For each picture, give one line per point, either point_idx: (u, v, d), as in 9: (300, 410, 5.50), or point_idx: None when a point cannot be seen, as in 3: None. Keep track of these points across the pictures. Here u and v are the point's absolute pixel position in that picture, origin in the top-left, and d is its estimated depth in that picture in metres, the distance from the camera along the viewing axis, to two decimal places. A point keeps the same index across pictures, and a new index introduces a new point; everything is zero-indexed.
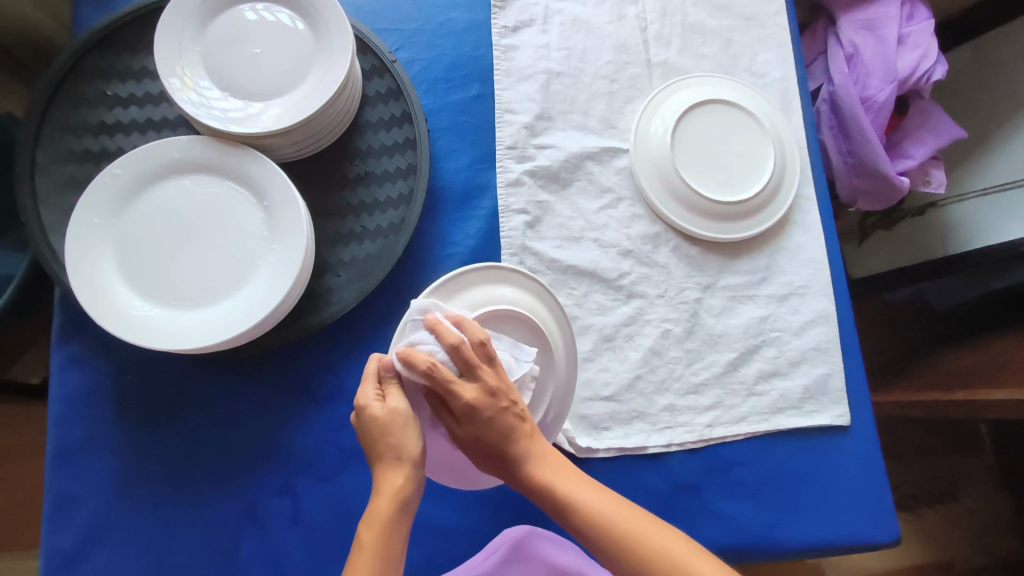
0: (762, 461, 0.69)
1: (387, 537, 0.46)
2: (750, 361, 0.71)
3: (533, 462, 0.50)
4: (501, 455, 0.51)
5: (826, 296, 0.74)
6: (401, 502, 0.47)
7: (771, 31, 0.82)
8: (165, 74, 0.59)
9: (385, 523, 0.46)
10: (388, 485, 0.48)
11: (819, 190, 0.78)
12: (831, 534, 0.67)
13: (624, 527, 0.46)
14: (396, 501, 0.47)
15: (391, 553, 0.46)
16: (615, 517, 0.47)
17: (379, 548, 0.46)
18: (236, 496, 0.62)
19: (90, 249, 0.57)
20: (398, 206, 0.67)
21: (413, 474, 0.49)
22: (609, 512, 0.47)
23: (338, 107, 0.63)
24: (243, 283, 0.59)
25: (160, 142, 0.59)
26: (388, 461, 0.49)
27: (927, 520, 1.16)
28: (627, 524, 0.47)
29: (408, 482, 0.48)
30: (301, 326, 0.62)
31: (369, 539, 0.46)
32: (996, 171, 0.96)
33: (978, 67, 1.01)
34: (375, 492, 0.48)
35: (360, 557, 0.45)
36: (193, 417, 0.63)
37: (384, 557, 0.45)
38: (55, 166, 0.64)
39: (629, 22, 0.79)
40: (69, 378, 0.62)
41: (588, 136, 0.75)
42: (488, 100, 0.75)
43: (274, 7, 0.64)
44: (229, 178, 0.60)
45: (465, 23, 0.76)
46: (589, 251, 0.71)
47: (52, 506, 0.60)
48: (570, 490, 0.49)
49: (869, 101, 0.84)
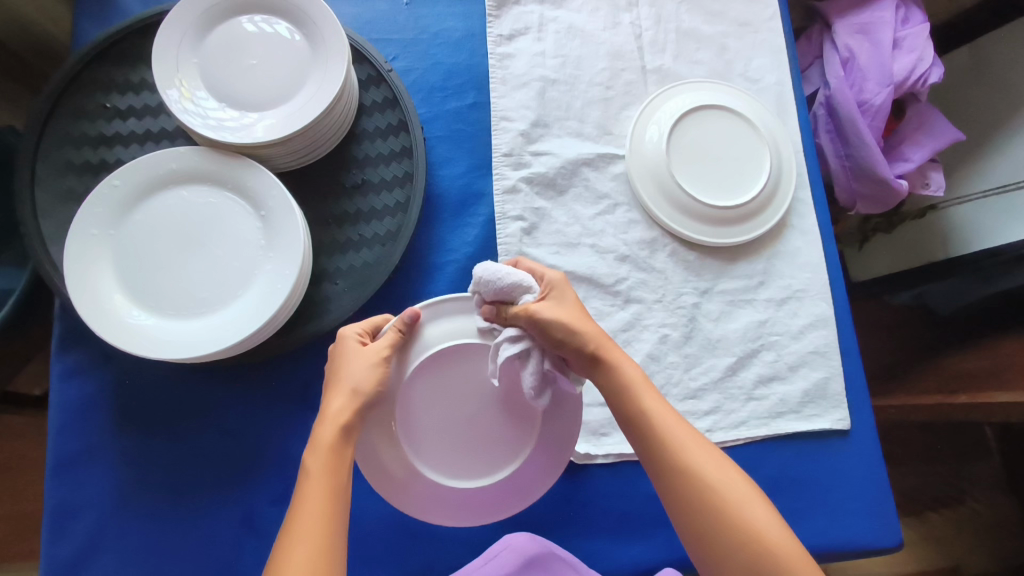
0: (763, 465, 0.68)
1: (331, 461, 0.48)
2: (749, 365, 0.71)
3: (660, 411, 0.52)
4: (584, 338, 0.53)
5: (824, 299, 0.73)
6: (342, 427, 0.49)
7: (766, 36, 0.82)
8: (164, 85, 0.60)
9: (329, 448, 0.48)
10: (329, 412, 0.50)
11: (816, 194, 0.78)
12: (835, 539, 0.66)
13: (687, 446, 0.50)
14: (338, 425, 0.49)
15: (336, 474, 0.48)
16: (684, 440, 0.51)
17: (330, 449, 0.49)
18: (234, 506, 0.62)
19: (88, 259, 0.57)
20: (395, 214, 0.67)
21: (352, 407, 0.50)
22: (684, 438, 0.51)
23: (334, 118, 0.63)
24: (239, 292, 0.59)
25: (158, 154, 0.60)
26: (333, 394, 0.51)
27: (934, 525, 1.15)
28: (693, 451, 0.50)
29: (349, 397, 0.51)
30: (298, 335, 0.62)
31: (316, 464, 0.48)
32: (994, 173, 0.96)
33: (976, 70, 1.01)
34: (320, 420, 0.50)
35: (309, 477, 0.47)
36: (190, 425, 0.63)
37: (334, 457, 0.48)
38: (54, 178, 0.64)
39: (624, 29, 0.79)
40: (68, 389, 0.63)
41: (584, 143, 0.75)
42: (485, 108, 0.75)
43: (272, 19, 0.65)
44: (227, 189, 0.61)
45: (460, 32, 0.77)
46: (586, 257, 0.71)
47: (51, 518, 0.60)
48: (689, 449, 0.50)
49: (865, 105, 0.84)
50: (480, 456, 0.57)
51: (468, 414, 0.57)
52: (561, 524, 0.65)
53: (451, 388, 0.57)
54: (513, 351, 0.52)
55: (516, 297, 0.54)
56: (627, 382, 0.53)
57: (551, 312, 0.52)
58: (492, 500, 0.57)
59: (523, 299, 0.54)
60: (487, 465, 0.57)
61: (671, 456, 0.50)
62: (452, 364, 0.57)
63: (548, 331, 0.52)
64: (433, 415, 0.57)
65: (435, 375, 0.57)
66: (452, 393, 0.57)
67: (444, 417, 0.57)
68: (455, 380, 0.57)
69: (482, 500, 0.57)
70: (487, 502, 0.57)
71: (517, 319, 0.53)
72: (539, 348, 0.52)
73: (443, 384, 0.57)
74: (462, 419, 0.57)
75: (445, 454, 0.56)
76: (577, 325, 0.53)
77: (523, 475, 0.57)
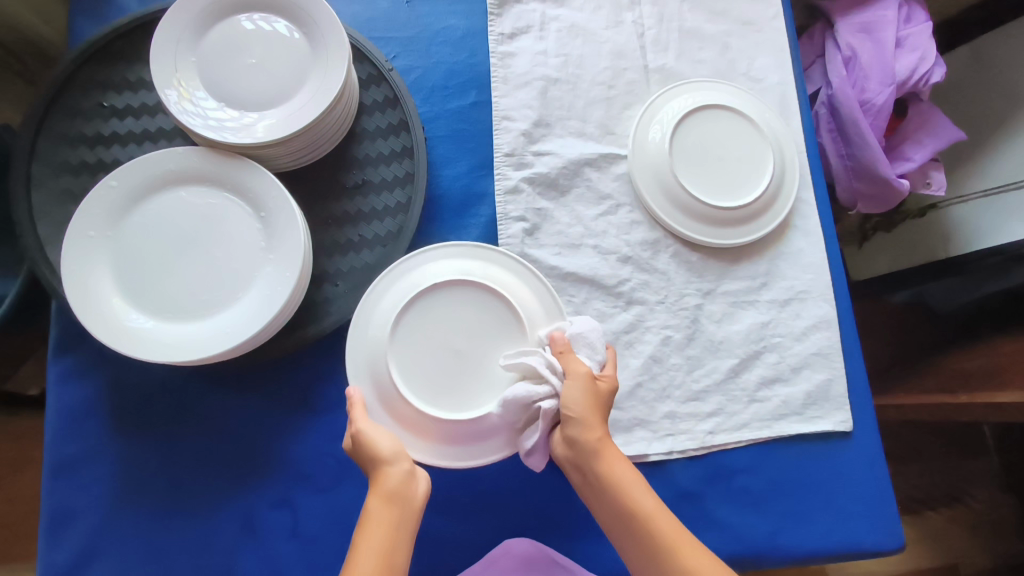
0: (765, 467, 0.68)
1: (387, 532, 0.47)
2: (752, 367, 0.70)
3: (648, 508, 0.51)
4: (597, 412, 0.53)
5: (827, 300, 0.73)
6: (393, 495, 0.49)
7: (769, 35, 0.82)
8: (162, 85, 0.59)
9: (383, 517, 0.48)
10: (379, 485, 0.49)
11: (818, 194, 0.78)
12: (838, 541, 0.66)
13: (653, 514, 0.50)
14: (387, 496, 0.48)
15: (396, 544, 0.47)
16: (652, 508, 0.51)
17: (376, 547, 0.46)
18: (234, 508, 0.61)
19: (85, 263, 0.56)
20: (396, 215, 0.67)
21: (401, 473, 0.50)
22: (650, 507, 0.51)
23: (335, 117, 0.62)
24: (239, 295, 0.58)
25: (156, 155, 0.59)
26: (375, 469, 0.50)
27: (933, 523, 1.15)
28: (658, 518, 0.50)
29: (396, 480, 0.49)
30: (299, 337, 0.62)
31: (374, 538, 0.47)
32: (995, 172, 0.95)
33: (977, 69, 1.01)
34: (369, 494, 0.49)
35: (364, 552, 0.46)
36: (189, 427, 0.62)
37: (384, 552, 0.46)
38: (50, 178, 0.63)
39: (627, 28, 0.79)
40: (65, 392, 0.62)
41: (586, 143, 0.75)
42: (486, 107, 0.74)
43: (271, 17, 0.64)
44: (227, 190, 0.60)
45: (461, 30, 0.76)
46: (588, 258, 0.71)
47: (50, 522, 0.59)
48: (682, 550, 0.49)
49: (868, 105, 0.84)
50: (470, 388, 0.57)
51: (459, 346, 0.58)
52: (563, 527, 0.64)
53: (436, 325, 0.58)
54: (541, 370, 0.54)
55: (580, 351, 0.57)
56: (614, 478, 0.52)
57: (590, 380, 0.54)
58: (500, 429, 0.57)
59: (584, 356, 0.57)
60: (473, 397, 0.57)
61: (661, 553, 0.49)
62: (443, 300, 0.59)
63: (574, 387, 0.53)
64: (423, 355, 0.58)
65: (423, 310, 0.58)
66: (446, 328, 0.58)
67: (438, 353, 0.58)
68: (437, 319, 0.58)
69: (478, 435, 0.57)
70: (482, 437, 0.57)
71: (566, 364, 0.55)
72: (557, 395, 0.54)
73: (436, 320, 0.58)
74: (452, 354, 0.58)
75: (439, 391, 0.57)
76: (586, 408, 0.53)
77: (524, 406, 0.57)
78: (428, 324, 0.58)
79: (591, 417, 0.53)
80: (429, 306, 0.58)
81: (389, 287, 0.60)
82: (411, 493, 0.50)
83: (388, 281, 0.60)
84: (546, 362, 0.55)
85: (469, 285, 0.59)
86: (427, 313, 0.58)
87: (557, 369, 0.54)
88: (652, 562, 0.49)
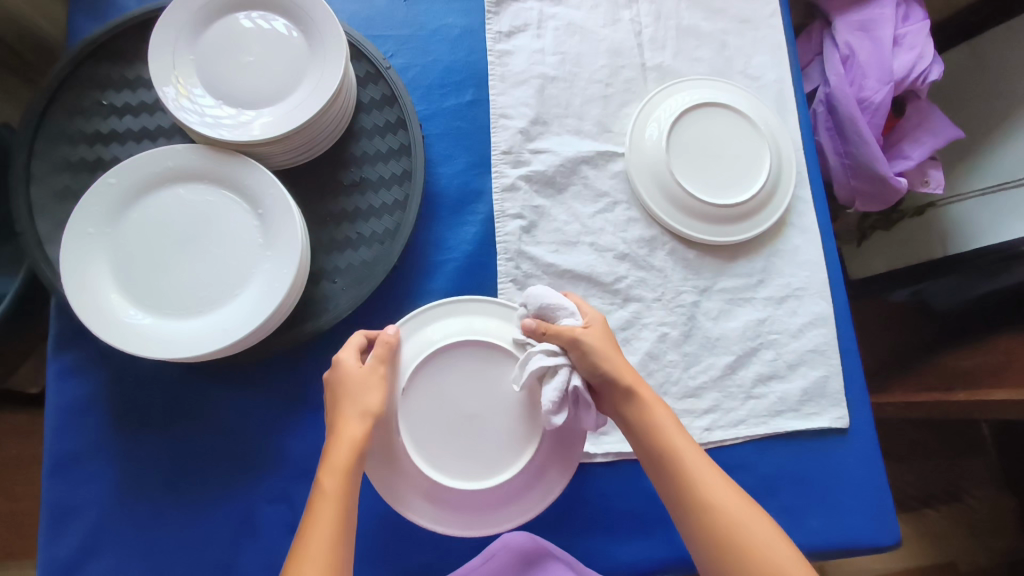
0: (762, 463, 0.68)
1: (344, 484, 0.49)
2: (748, 364, 0.71)
3: (682, 447, 0.53)
4: (617, 361, 0.55)
5: (824, 297, 0.73)
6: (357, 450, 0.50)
7: (766, 33, 0.82)
8: (160, 83, 0.59)
9: (345, 470, 0.49)
10: (340, 435, 0.51)
11: (815, 191, 0.78)
12: (833, 537, 0.66)
13: (684, 453, 0.53)
14: (354, 449, 0.50)
15: (350, 497, 0.49)
16: (682, 446, 0.53)
17: (334, 497, 0.48)
18: (232, 504, 0.62)
19: (84, 259, 0.57)
20: (394, 212, 0.67)
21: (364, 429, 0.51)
22: (681, 444, 0.53)
23: (332, 115, 0.63)
24: (237, 291, 0.59)
25: (155, 152, 0.59)
26: (337, 416, 0.52)
27: (931, 521, 1.16)
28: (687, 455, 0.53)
29: (355, 436, 0.51)
30: (297, 333, 0.62)
31: (331, 486, 0.48)
32: (993, 170, 0.96)
33: (976, 67, 1.01)
34: (331, 442, 0.50)
35: (322, 500, 0.48)
36: (187, 424, 0.63)
37: (341, 504, 0.48)
38: (49, 175, 0.64)
39: (624, 26, 0.79)
40: (64, 388, 0.62)
41: (583, 140, 0.75)
42: (483, 105, 0.75)
43: (269, 15, 0.64)
44: (225, 187, 0.60)
45: (459, 28, 0.76)
46: (585, 255, 0.71)
47: (49, 518, 0.59)
48: (711, 486, 0.51)
49: (865, 102, 0.84)
50: (496, 449, 0.57)
51: (469, 410, 0.57)
52: (560, 522, 0.65)
53: (439, 399, 0.57)
54: (548, 361, 0.54)
55: (559, 317, 0.57)
56: (650, 420, 0.54)
57: (591, 338, 0.55)
58: (539, 472, 0.57)
59: (566, 320, 0.56)
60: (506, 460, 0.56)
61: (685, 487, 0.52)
62: (435, 373, 0.58)
63: (586, 356, 0.54)
64: (443, 432, 0.57)
65: (422, 386, 0.57)
66: (447, 399, 0.57)
67: (451, 427, 0.57)
68: (438, 394, 0.57)
69: (520, 493, 0.57)
70: (523, 492, 0.57)
71: (559, 339, 0.55)
72: (573, 364, 0.54)
73: (434, 396, 0.57)
74: (467, 417, 0.57)
75: (471, 462, 0.56)
76: (611, 356, 0.55)
77: (550, 444, 0.57)
78: (434, 401, 0.57)
79: (615, 367, 0.54)
80: (429, 382, 0.57)
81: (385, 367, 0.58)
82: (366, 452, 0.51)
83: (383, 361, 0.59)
84: (545, 351, 0.54)
85: (456, 347, 0.58)
86: (431, 391, 0.57)
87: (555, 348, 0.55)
88: (684, 497, 0.52)
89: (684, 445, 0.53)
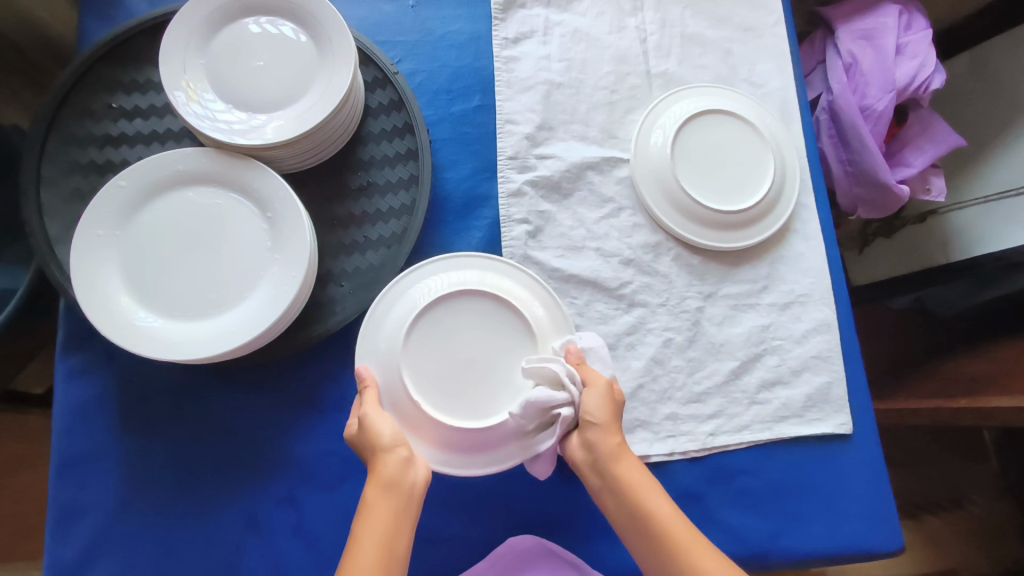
0: (765, 468, 0.68)
1: (384, 520, 0.49)
2: (753, 369, 0.71)
3: (662, 512, 0.52)
4: (614, 420, 0.55)
5: (827, 304, 0.74)
6: (388, 484, 0.50)
7: (770, 41, 0.83)
8: (171, 87, 0.60)
9: (377, 507, 0.49)
10: (376, 474, 0.51)
11: (819, 199, 0.78)
12: (837, 543, 0.66)
13: (668, 523, 0.51)
14: (384, 486, 0.50)
15: (394, 530, 0.49)
16: (667, 517, 0.51)
17: (375, 534, 0.48)
18: (238, 507, 0.62)
19: (94, 261, 0.57)
20: (400, 216, 0.67)
21: (396, 461, 0.51)
22: (665, 515, 0.51)
23: (341, 119, 0.63)
24: (246, 294, 0.59)
25: (166, 155, 0.60)
26: (373, 458, 0.52)
27: (933, 528, 1.16)
28: (671, 526, 0.51)
29: (394, 467, 0.51)
30: (304, 336, 0.62)
31: (366, 530, 0.48)
32: (994, 178, 0.96)
33: (977, 76, 1.02)
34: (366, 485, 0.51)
35: (361, 545, 0.48)
36: (194, 426, 0.63)
37: (383, 539, 0.48)
38: (61, 178, 0.64)
39: (629, 33, 0.80)
40: (72, 389, 0.63)
41: (589, 147, 0.75)
42: (490, 111, 0.75)
43: (278, 20, 0.65)
44: (234, 191, 0.61)
45: (466, 34, 0.77)
46: (591, 261, 0.72)
47: (55, 518, 0.60)
48: (699, 558, 0.49)
49: (868, 111, 0.85)
50: (487, 394, 0.58)
51: (469, 354, 0.59)
52: (565, 527, 0.65)
53: (445, 336, 0.59)
54: (562, 379, 0.55)
55: (593, 361, 0.59)
56: (629, 484, 0.53)
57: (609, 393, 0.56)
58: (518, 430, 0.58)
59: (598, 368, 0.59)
60: (490, 403, 0.57)
61: (674, 559, 0.50)
62: (438, 317, 0.59)
63: (595, 402, 0.55)
64: (439, 368, 0.58)
65: (430, 323, 0.59)
66: (446, 346, 0.59)
67: (448, 369, 0.58)
68: (444, 332, 0.59)
69: (499, 442, 0.58)
70: (502, 444, 0.58)
71: (584, 374, 0.56)
72: (573, 400, 0.55)
73: (439, 338, 0.59)
74: (466, 361, 0.59)
75: (460, 401, 0.57)
76: (612, 421, 0.55)
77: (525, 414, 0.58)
78: (439, 338, 0.59)
79: (609, 427, 0.55)
80: (437, 320, 0.59)
81: (391, 304, 0.61)
82: (407, 480, 0.51)
83: (389, 298, 0.61)
84: (566, 370, 0.56)
85: (471, 294, 0.60)
86: (438, 328, 0.59)
87: (577, 378, 0.55)
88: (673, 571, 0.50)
89: (670, 514, 0.52)
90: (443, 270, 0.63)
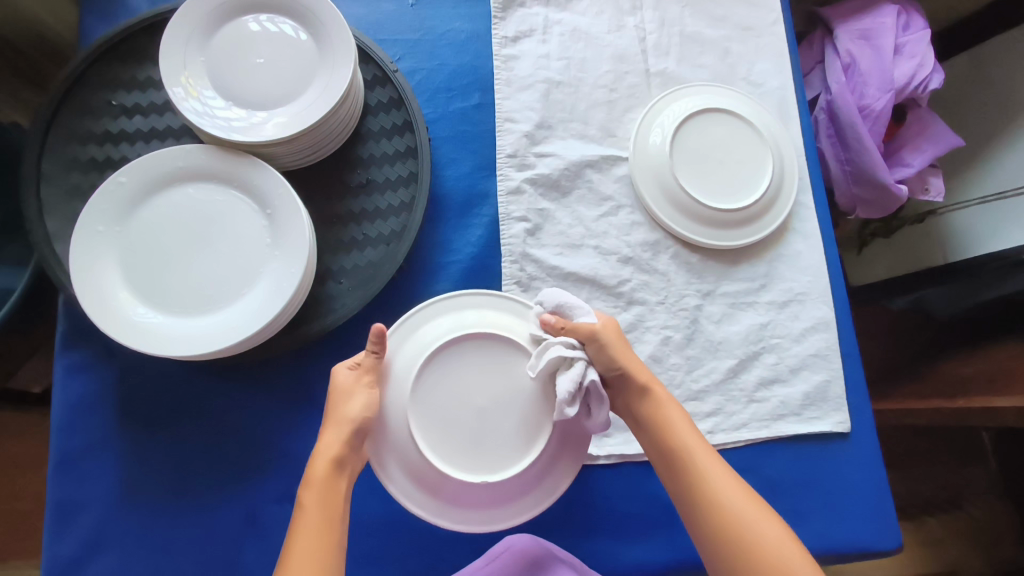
0: (762, 466, 0.69)
1: (328, 496, 0.50)
2: (750, 368, 0.71)
3: (684, 433, 0.55)
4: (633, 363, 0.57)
5: (825, 302, 0.74)
6: (336, 463, 0.51)
7: (769, 41, 0.83)
8: (170, 83, 0.60)
9: (322, 483, 0.50)
10: (323, 449, 0.52)
11: (818, 198, 0.78)
12: (835, 541, 0.67)
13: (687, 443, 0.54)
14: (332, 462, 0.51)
15: (333, 508, 0.50)
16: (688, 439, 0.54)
17: (320, 512, 0.49)
18: (236, 503, 0.62)
19: (94, 257, 0.57)
20: (399, 214, 0.67)
21: (348, 441, 0.52)
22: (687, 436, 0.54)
23: (340, 117, 0.63)
24: (245, 290, 0.59)
25: (166, 152, 0.60)
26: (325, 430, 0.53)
27: (931, 529, 1.16)
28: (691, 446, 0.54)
29: (343, 445, 0.52)
30: (302, 333, 0.62)
31: (310, 500, 0.50)
32: (993, 178, 0.97)
33: (975, 76, 1.02)
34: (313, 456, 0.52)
35: (303, 516, 0.49)
36: (193, 422, 0.63)
37: (326, 519, 0.49)
38: (60, 175, 0.64)
39: (628, 32, 0.80)
40: (71, 385, 0.63)
41: (587, 145, 0.76)
42: (489, 109, 0.75)
43: (278, 18, 0.65)
44: (233, 187, 0.61)
45: (465, 33, 0.77)
46: (589, 258, 0.72)
47: (54, 513, 0.60)
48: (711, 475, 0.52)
49: (867, 110, 0.85)
50: (510, 435, 0.56)
51: (477, 401, 0.57)
52: (563, 524, 0.65)
53: (448, 392, 0.57)
54: (566, 353, 0.54)
55: (575, 316, 0.59)
56: (662, 416, 0.56)
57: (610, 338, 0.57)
58: (547, 470, 0.57)
59: (583, 317, 0.58)
60: (514, 452, 0.56)
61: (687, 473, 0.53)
62: (436, 374, 0.57)
63: (604, 351, 0.56)
64: (456, 425, 0.56)
65: (431, 380, 0.57)
66: (451, 402, 0.56)
67: (464, 423, 0.56)
68: (444, 390, 0.57)
69: (532, 484, 0.56)
70: (530, 488, 0.56)
71: (576, 333, 0.56)
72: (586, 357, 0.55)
73: (441, 394, 0.57)
74: (478, 407, 0.57)
75: (488, 449, 0.56)
76: (626, 356, 0.57)
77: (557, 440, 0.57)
78: (444, 396, 0.57)
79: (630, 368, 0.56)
80: (437, 377, 0.57)
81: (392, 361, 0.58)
82: (349, 464, 0.53)
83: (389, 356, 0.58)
84: (562, 343, 0.55)
85: (459, 342, 0.58)
86: (440, 387, 0.57)
87: (572, 340, 0.56)
88: (684, 482, 0.53)
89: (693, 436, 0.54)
90: (430, 318, 0.60)
